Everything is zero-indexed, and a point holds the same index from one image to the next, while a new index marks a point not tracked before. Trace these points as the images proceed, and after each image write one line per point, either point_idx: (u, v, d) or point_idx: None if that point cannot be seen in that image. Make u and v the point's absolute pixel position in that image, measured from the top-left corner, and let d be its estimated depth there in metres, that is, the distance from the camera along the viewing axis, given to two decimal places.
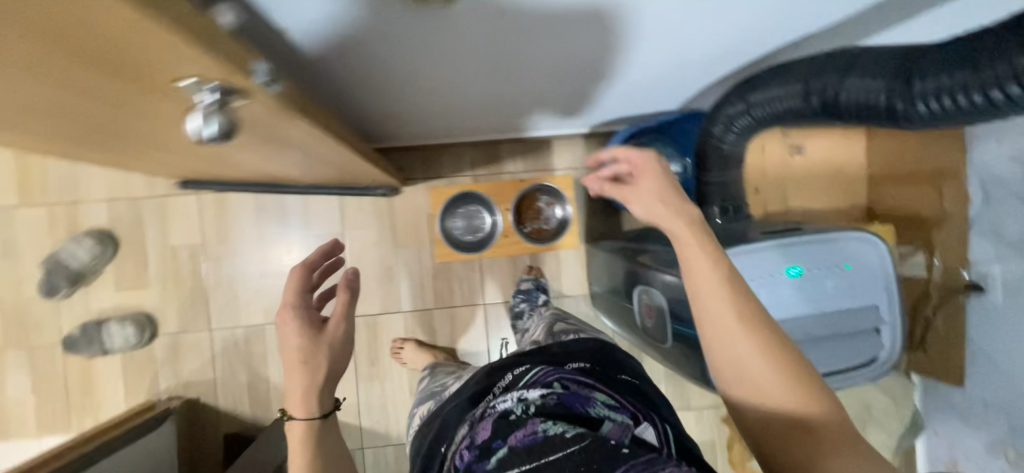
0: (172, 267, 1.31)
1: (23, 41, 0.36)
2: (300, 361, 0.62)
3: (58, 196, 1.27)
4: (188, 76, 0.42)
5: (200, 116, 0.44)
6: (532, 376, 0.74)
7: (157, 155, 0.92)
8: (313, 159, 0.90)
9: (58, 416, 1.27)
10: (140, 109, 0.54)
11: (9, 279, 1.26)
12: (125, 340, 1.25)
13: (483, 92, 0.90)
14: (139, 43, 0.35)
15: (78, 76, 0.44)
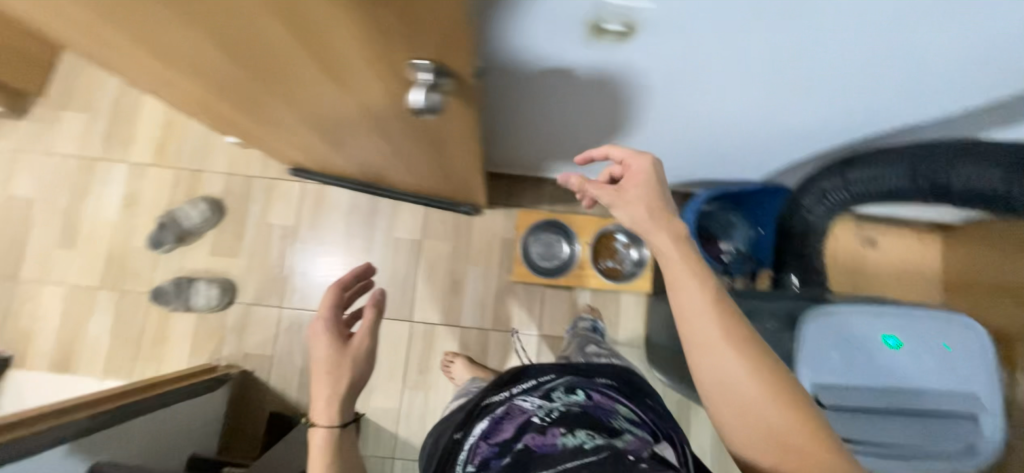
0: (263, 243, 1.41)
1: (329, 6, 0.46)
2: (327, 370, 0.79)
3: (187, 162, 1.43)
4: (419, 58, 0.53)
5: (421, 92, 0.56)
6: (557, 382, 0.82)
7: (300, 137, 1.05)
8: (434, 162, 1.00)
9: (126, 360, 1.33)
10: (345, 82, 0.65)
11: (123, 226, 1.39)
12: (207, 301, 1.34)
13: (600, 134, 0.98)
14: (415, 15, 0.45)
15: (331, 44, 0.55)
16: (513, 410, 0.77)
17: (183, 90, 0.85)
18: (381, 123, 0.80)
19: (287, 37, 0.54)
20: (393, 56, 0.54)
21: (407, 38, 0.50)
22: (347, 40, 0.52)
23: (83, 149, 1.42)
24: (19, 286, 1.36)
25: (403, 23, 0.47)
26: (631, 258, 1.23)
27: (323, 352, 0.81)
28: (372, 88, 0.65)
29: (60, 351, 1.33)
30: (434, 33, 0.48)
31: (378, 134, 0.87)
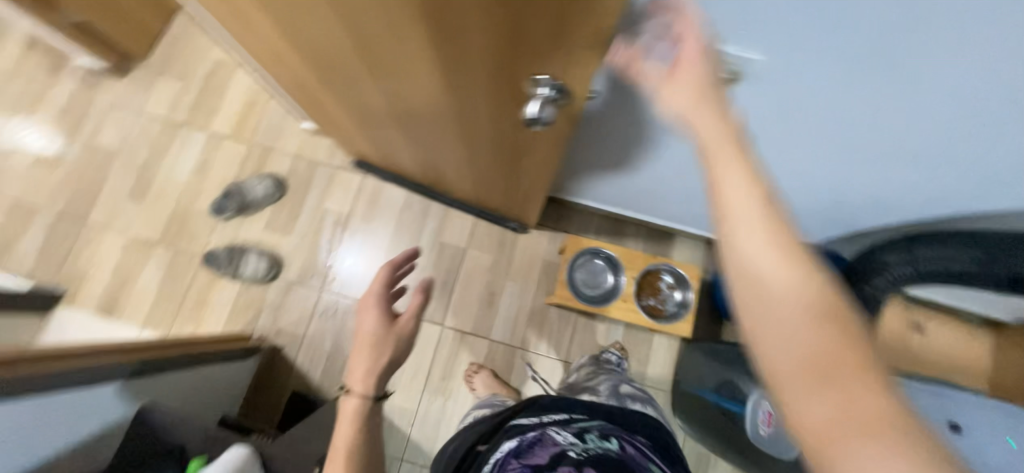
0: (316, 225, 1.46)
1: (478, 23, 0.52)
2: (372, 344, 0.80)
3: (261, 139, 1.50)
4: (540, 74, 0.58)
5: (539, 103, 0.59)
6: (590, 423, 0.82)
7: (381, 131, 1.10)
8: (503, 174, 1.04)
9: (167, 315, 1.37)
10: (457, 88, 0.70)
11: (191, 188, 1.47)
12: (255, 272, 1.38)
13: (671, 170, 1.02)
14: (556, 39, 0.51)
15: (462, 56, 0.61)
16: (545, 438, 0.78)
17: (294, 70, 0.92)
18: (471, 129, 0.85)
19: (424, 36, 0.59)
20: (516, 68, 0.58)
21: (538, 53, 0.54)
22: (479, 47, 0.57)
23: (170, 112, 1.51)
24: (86, 228, 1.43)
25: (542, 38, 0.51)
26: (674, 298, 1.23)
27: (371, 325, 0.82)
28: (480, 94, 0.70)
29: (108, 296, 1.38)
30: (567, 50, 0.52)
31: (462, 139, 0.92)
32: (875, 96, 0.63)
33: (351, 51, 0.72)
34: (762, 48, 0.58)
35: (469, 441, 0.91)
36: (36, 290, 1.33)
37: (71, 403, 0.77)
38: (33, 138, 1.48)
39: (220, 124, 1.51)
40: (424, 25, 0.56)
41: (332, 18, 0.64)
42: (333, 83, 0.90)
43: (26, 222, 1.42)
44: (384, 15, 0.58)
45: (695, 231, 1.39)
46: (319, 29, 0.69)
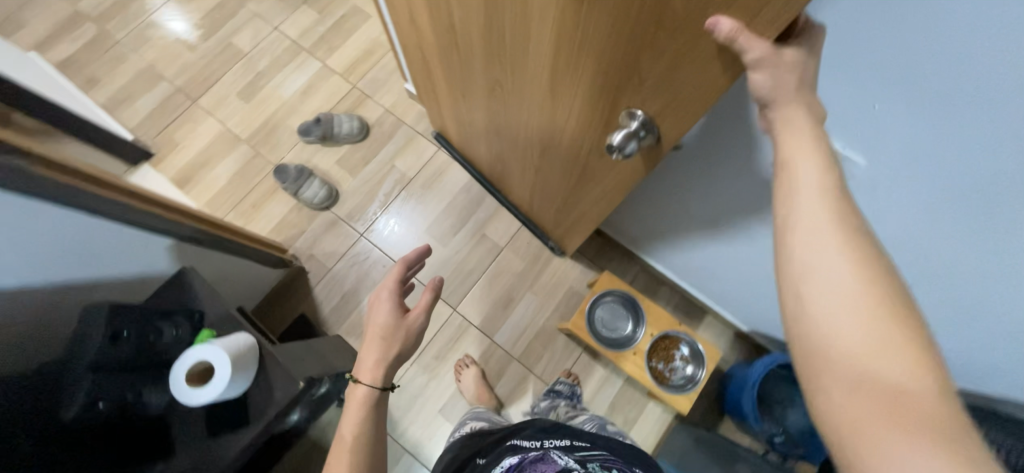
0: (380, 176, 1.54)
1: (595, 44, 0.57)
2: (382, 335, 0.83)
3: (364, 85, 1.62)
4: (638, 108, 0.60)
5: (624, 135, 0.63)
6: (594, 452, 0.84)
7: (469, 114, 1.17)
8: (563, 195, 1.08)
9: (226, 205, 1.49)
10: (555, 98, 0.75)
11: (289, 105, 1.60)
12: (313, 197, 1.46)
13: (729, 248, 1.01)
14: (663, 78, 0.54)
15: (570, 70, 0.66)
16: (546, 457, 0.83)
17: (420, 34, 1.00)
18: (552, 141, 0.89)
19: (550, 38, 0.63)
20: (617, 97, 0.62)
21: (642, 89, 0.57)
22: (593, 67, 0.61)
23: (299, 37, 1.67)
24: (193, 107, 1.59)
25: (654, 76, 0.55)
26: (683, 372, 1.20)
27: (383, 319, 0.84)
28: (574, 111, 0.73)
29: (186, 170, 1.52)
30: (669, 95, 0.55)
31: (539, 146, 0.96)
32: (966, 235, 0.60)
33: (478, 31, 0.78)
34: (866, 143, 0.59)
35: (471, 451, 0.97)
36: (133, 144, 1.49)
37: (129, 240, 0.83)
38: (183, 22, 1.68)
39: (335, 61, 1.65)
40: (554, 28, 0.61)
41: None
42: (449, 56, 0.97)
43: (148, 87, 1.60)
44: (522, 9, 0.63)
45: (728, 316, 1.37)
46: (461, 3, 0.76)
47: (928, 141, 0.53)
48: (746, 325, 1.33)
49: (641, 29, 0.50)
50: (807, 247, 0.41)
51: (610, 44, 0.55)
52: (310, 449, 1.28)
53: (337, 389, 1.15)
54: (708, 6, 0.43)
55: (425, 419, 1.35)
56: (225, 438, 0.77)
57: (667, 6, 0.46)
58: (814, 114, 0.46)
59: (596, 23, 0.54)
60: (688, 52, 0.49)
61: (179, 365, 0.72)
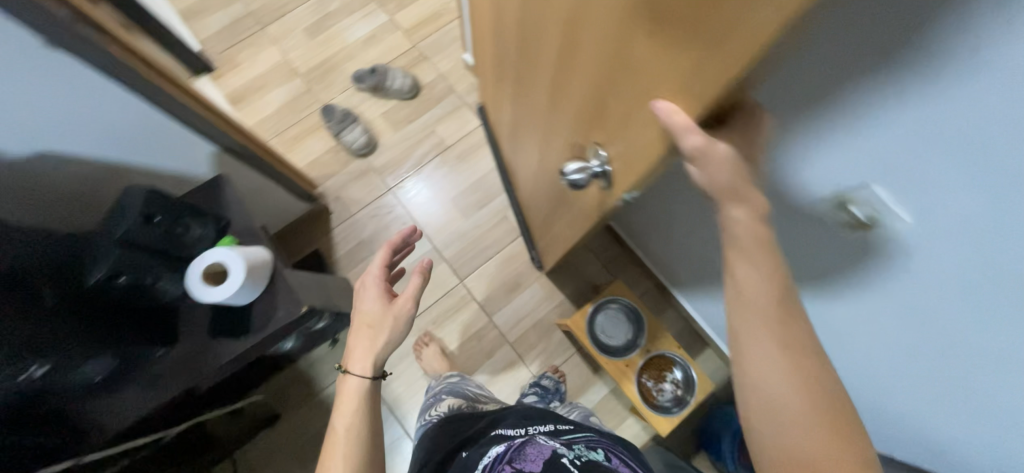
0: (419, 137, 1.56)
1: (582, 65, 0.56)
2: (370, 325, 0.86)
3: (424, 46, 1.64)
4: (603, 148, 0.59)
5: (583, 168, 0.61)
6: (579, 435, 0.87)
7: (504, 93, 1.16)
8: (548, 208, 1.06)
9: (270, 132, 1.54)
10: (553, 110, 0.73)
11: (349, 50, 1.63)
12: (352, 142, 1.50)
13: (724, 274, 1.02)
14: (617, 121, 0.53)
15: (563, 85, 0.65)
16: (531, 442, 0.82)
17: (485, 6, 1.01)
18: (549, 150, 0.86)
19: (556, 45, 0.62)
20: (588, 125, 0.60)
21: (605, 127, 0.56)
22: (578, 82, 0.59)
23: None
24: (259, 33, 1.63)
25: (615, 116, 0.53)
26: (670, 394, 1.19)
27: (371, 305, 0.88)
28: (563, 126, 0.71)
29: (240, 91, 1.57)
30: (619, 141, 0.54)
31: (540, 147, 0.92)
32: (992, 317, 0.56)
33: (518, 19, 0.77)
34: (910, 194, 0.55)
35: (450, 442, 0.94)
36: (199, 55, 1.53)
37: (176, 138, 0.87)
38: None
39: (402, 17, 1.67)
40: (558, 36, 0.60)
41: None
42: (499, 34, 0.96)
43: (225, 4, 1.66)
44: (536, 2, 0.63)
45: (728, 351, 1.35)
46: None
47: (942, 222, 0.53)
48: None
49: (609, 60, 0.49)
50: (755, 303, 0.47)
51: (591, 69, 0.54)
52: (293, 379, 1.32)
53: (336, 326, 1.18)
54: (660, 72, 0.42)
55: (408, 379, 1.39)
56: (224, 341, 0.80)
57: (631, 47, 0.45)
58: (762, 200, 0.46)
59: (584, 41, 0.53)
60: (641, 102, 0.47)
61: (198, 264, 0.75)
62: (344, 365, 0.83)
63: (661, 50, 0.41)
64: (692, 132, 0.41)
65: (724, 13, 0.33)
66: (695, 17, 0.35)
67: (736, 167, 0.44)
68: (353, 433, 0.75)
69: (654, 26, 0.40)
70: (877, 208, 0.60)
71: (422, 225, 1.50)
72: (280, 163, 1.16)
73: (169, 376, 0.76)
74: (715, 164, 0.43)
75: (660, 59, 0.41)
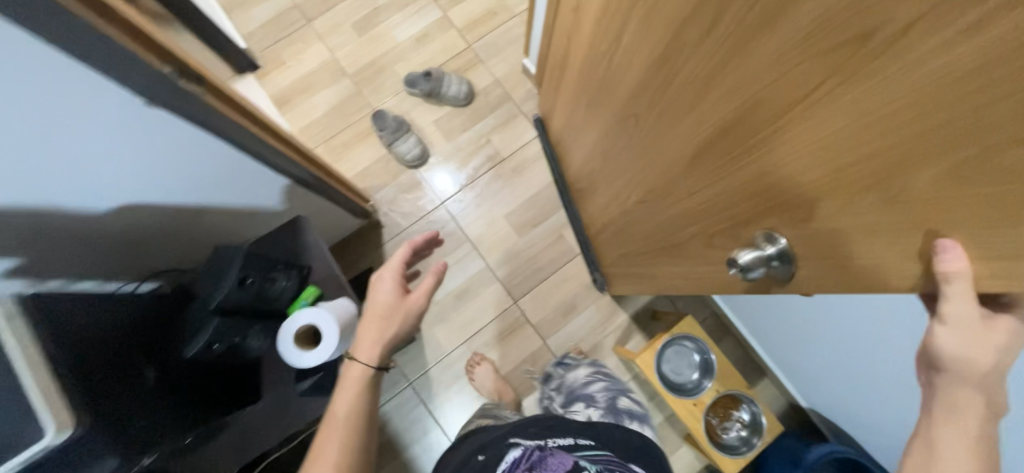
0: (474, 148, 1.48)
1: (771, 158, 0.48)
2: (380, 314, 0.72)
3: (480, 48, 1.53)
4: (783, 235, 0.51)
5: (755, 257, 0.54)
6: (596, 453, 0.75)
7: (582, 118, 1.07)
8: (636, 249, 1.00)
9: (318, 138, 1.47)
10: (684, 176, 0.66)
11: (399, 50, 1.53)
12: (406, 153, 1.43)
13: (818, 325, 0.95)
14: (819, 227, 0.46)
15: (713, 161, 0.58)
16: (550, 450, 0.73)
17: (578, 26, 0.92)
18: (658, 205, 0.79)
19: (721, 120, 0.53)
20: (756, 210, 0.54)
21: (791, 226, 0.50)
22: (753, 171, 0.51)
23: None
24: (305, 29, 1.54)
25: (822, 223, 0.45)
26: (736, 433, 1.17)
27: (384, 297, 0.72)
28: (700, 193, 0.64)
29: (287, 92, 1.49)
30: (818, 246, 0.47)
31: (642, 194, 0.84)
32: None
33: (641, 66, 0.68)
34: None
35: (470, 446, 0.83)
36: (245, 53, 1.45)
37: (253, 175, 0.80)
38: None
39: (456, 14, 1.55)
40: (727, 119, 0.52)
41: (660, 34, 0.60)
42: (594, 66, 0.87)
43: None
44: (694, 71, 0.55)
45: (790, 388, 1.31)
46: (639, 36, 0.66)
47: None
48: (804, 403, 1.28)
49: (841, 171, 0.41)
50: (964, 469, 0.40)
51: (789, 167, 0.46)
52: None
53: None
54: (949, 221, 0.34)
55: (461, 400, 1.35)
56: (313, 398, 0.77)
57: (899, 180, 0.36)
58: (1004, 363, 0.38)
59: (788, 138, 0.44)
60: (885, 233, 0.39)
61: (290, 325, 0.71)
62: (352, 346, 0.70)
63: (968, 204, 0.32)
64: (964, 280, 0.35)
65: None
66: None
67: (978, 335, 0.37)
68: (346, 423, 0.63)
69: (969, 172, 0.31)
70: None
71: (476, 242, 1.45)
72: (341, 185, 1.09)
73: (255, 429, 0.74)
74: (964, 319, 0.37)
75: (956, 212, 0.33)
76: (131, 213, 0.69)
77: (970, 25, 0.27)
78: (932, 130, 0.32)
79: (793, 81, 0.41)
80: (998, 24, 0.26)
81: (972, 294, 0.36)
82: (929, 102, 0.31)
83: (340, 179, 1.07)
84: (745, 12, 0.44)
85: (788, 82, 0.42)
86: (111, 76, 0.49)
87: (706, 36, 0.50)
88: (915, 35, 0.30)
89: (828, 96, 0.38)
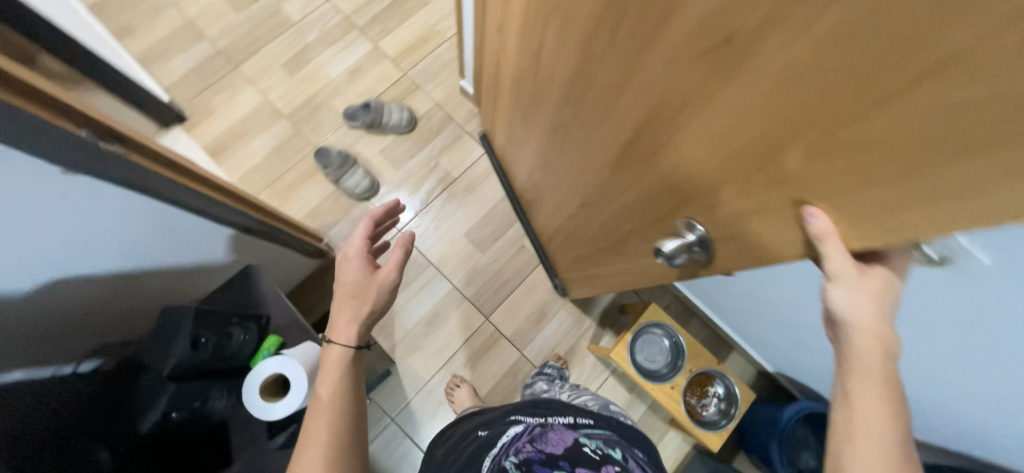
0: (423, 173, 1.49)
1: (679, 152, 0.52)
2: (351, 294, 0.67)
3: (416, 75, 1.55)
4: (699, 222, 0.58)
5: (675, 244, 0.61)
6: (596, 431, 0.76)
7: (520, 132, 1.10)
8: (585, 253, 1.04)
9: (261, 183, 1.42)
10: (615, 177, 0.70)
11: (334, 86, 1.52)
12: (355, 186, 1.41)
13: (767, 288, 1.02)
14: (730, 209, 0.51)
15: (636, 159, 0.62)
16: (551, 426, 0.75)
17: (504, 46, 0.96)
18: (597, 207, 0.83)
19: (635, 121, 0.57)
20: (677, 201, 0.59)
21: (710, 212, 0.54)
22: (668, 166, 0.56)
23: (353, 13, 1.58)
24: (233, 75, 1.50)
25: (731, 203, 0.50)
26: (716, 407, 1.22)
27: (354, 275, 0.68)
28: (630, 190, 0.68)
29: (222, 140, 1.44)
30: (733, 225, 0.52)
31: (581, 198, 0.88)
32: None
33: (562, 79, 0.72)
34: None
35: (474, 422, 0.87)
36: (169, 105, 1.38)
37: (197, 229, 0.78)
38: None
39: (388, 45, 1.57)
40: (640, 119, 0.56)
41: (573, 48, 0.64)
42: (524, 82, 0.91)
43: (188, 45, 1.51)
44: (606, 77, 0.59)
45: (755, 356, 1.38)
46: (555, 53, 0.70)
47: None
48: (770, 368, 1.36)
49: (734, 159, 0.45)
50: (893, 401, 0.45)
51: (694, 160, 0.51)
52: None
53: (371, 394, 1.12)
54: (817, 194, 0.39)
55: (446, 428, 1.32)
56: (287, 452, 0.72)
57: (777, 160, 0.41)
58: (887, 307, 0.44)
59: (690, 132, 0.49)
60: (776, 209, 0.44)
61: (254, 377, 0.67)
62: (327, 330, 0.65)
63: (828, 179, 0.37)
64: (833, 239, 0.40)
65: (963, 172, 0.28)
66: (902, 164, 0.31)
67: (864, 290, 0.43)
68: (335, 403, 0.60)
69: (826, 151, 0.36)
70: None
71: (438, 264, 1.44)
72: (295, 226, 1.06)
73: None
74: (848, 275, 0.42)
75: (818, 186, 0.38)
76: (76, 286, 0.64)
77: (804, 22, 0.31)
78: (794, 114, 0.36)
79: (683, 81, 0.45)
80: (824, 20, 0.30)
81: (847, 252, 0.40)
82: (788, 91, 0.35)
83: (291, 222, 1.05)
84: (633, 23, 0.48)
85: (680, 82, 0.46)
86: (16, 147, 0.47)
87: (609, 47, 0.55)
88: (763, 34, 0.34)
89: (712, 92, 0.42)
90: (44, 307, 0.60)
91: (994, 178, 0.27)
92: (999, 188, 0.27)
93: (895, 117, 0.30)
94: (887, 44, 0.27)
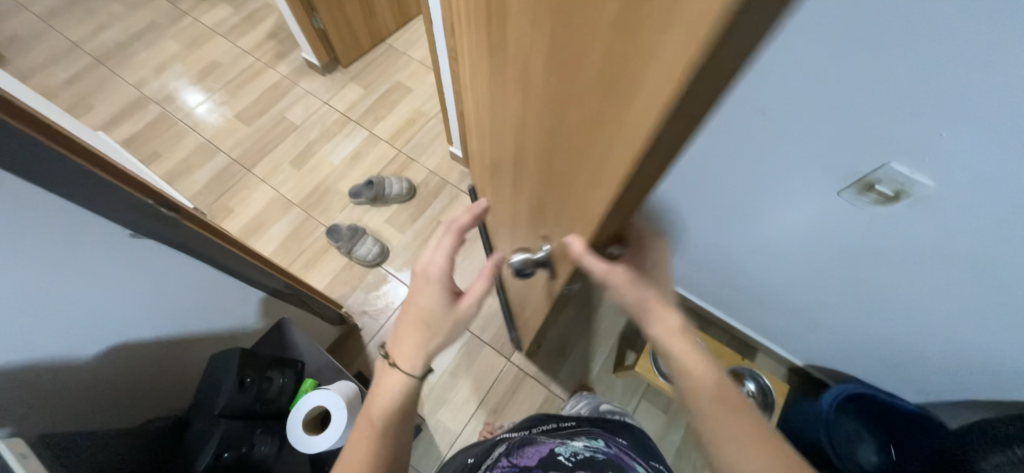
0: (427, 233, 1.59)
1: (529, 169, 0.60)
2: (421, 321, 0.64)
3: (409, 151, 1.73)
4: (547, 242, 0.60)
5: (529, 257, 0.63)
6: (581, 429, 0.79)
7: (485, 179, 1.21)
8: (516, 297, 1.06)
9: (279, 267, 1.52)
10: (515, 210, 0.77)
11: (338, 172, 1.69)
12: (366, 254, 1.50)
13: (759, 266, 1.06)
14: (553, 220, 0.56)
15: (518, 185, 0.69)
16: (532, 441, 0.77)
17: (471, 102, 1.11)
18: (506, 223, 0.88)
19: (510, 144, 0.66)
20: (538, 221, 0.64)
21: (547, 227, 0.60)
22: (528, 184, 0.63)
23: (348, 110, 1.81)
24: (248, 177, 1.67)
25: (552, 213, 0.55)
26: None
27: (432, 303, 0.64)
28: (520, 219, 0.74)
29: (240, 235, 1.56)
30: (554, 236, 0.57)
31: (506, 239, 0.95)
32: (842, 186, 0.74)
33: None
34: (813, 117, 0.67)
35: (475, 448, 0.90)
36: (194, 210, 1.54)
37: (231, 290, 0.87)
38: (207, 106, 1.83)
39: (381, 130, 1.77)
40: (512, 146, 0.65)
41: (485, 93, 0.77)
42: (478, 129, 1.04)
43: (207, 159, 1.71)
44: (496, 113, 0.69)
45: (781, 353, 1.35)
46: (482, 95, 0.82)
47: (961, 178, 0.61)
48: (800, 361, 1.32)
49: (545, 166, 0.52)
50: None
51: (535, 173, 0.58)
52: None
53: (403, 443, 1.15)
54: (573, 185, 0.45)
55: None
56: None
57: (558, 157, 0.47)
58: None
59: (527, 142, 0.56)
60: (564, 210, 0.50)
61: (296, 416, 0.73)
62: (391, 352, 0.64)
63: (574, 169, 0.43)
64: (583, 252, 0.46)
65: (606, 135, 0.34)
66: (590, 142, 0.37)
67: (631, 277, 0.51)
68: (380, 415, 0.63)
69: (568, 140, 0.42)
70: (902, 183, 0.67)
71: None
72: (323, 297, 1.16)
73: None
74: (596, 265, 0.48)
75: (572, 177, 0.44)
76: (115, 354, 0.72)
77: (538, 33, 0.40)
78: (552, 111, 0.43)
79: (517, 100, 0.54)
80: (542, 27, 0.38)
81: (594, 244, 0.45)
82: (546, 89, 0.43)
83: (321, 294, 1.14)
84: (491, 53, 0.59)
85: (516, 99, 0.54)
86: (78, 203, 0.57)
87: (494, 85, 0.65)
88: (530, 43, 0.43)
89: (525, 105, 0.51)
90: (86, 369, 0.68)
91: (614, 138, 0.32)
92: (617, 145, 0.32)
93: (578, 95, 0.36)
94: (564, 32, 0.35)
